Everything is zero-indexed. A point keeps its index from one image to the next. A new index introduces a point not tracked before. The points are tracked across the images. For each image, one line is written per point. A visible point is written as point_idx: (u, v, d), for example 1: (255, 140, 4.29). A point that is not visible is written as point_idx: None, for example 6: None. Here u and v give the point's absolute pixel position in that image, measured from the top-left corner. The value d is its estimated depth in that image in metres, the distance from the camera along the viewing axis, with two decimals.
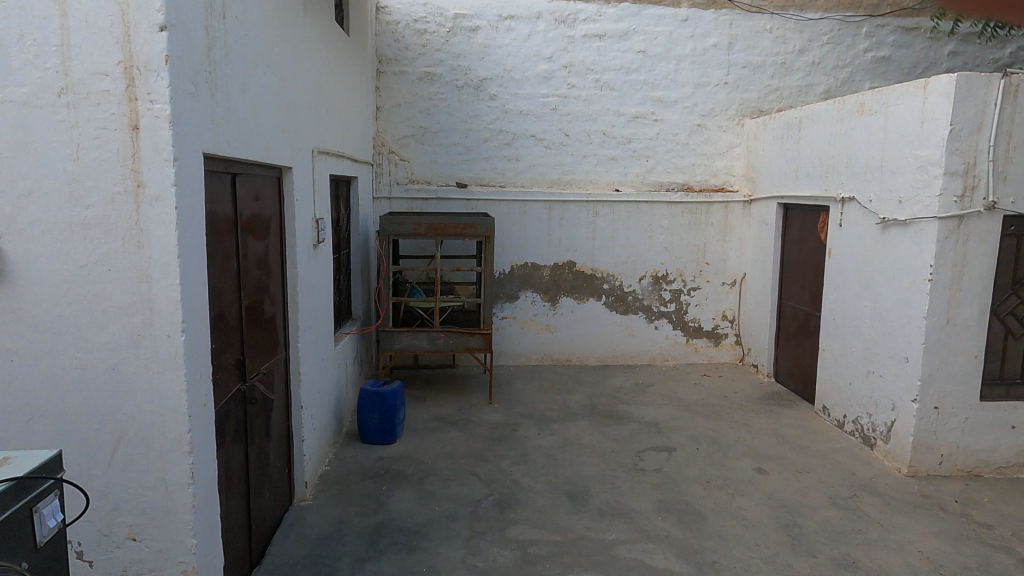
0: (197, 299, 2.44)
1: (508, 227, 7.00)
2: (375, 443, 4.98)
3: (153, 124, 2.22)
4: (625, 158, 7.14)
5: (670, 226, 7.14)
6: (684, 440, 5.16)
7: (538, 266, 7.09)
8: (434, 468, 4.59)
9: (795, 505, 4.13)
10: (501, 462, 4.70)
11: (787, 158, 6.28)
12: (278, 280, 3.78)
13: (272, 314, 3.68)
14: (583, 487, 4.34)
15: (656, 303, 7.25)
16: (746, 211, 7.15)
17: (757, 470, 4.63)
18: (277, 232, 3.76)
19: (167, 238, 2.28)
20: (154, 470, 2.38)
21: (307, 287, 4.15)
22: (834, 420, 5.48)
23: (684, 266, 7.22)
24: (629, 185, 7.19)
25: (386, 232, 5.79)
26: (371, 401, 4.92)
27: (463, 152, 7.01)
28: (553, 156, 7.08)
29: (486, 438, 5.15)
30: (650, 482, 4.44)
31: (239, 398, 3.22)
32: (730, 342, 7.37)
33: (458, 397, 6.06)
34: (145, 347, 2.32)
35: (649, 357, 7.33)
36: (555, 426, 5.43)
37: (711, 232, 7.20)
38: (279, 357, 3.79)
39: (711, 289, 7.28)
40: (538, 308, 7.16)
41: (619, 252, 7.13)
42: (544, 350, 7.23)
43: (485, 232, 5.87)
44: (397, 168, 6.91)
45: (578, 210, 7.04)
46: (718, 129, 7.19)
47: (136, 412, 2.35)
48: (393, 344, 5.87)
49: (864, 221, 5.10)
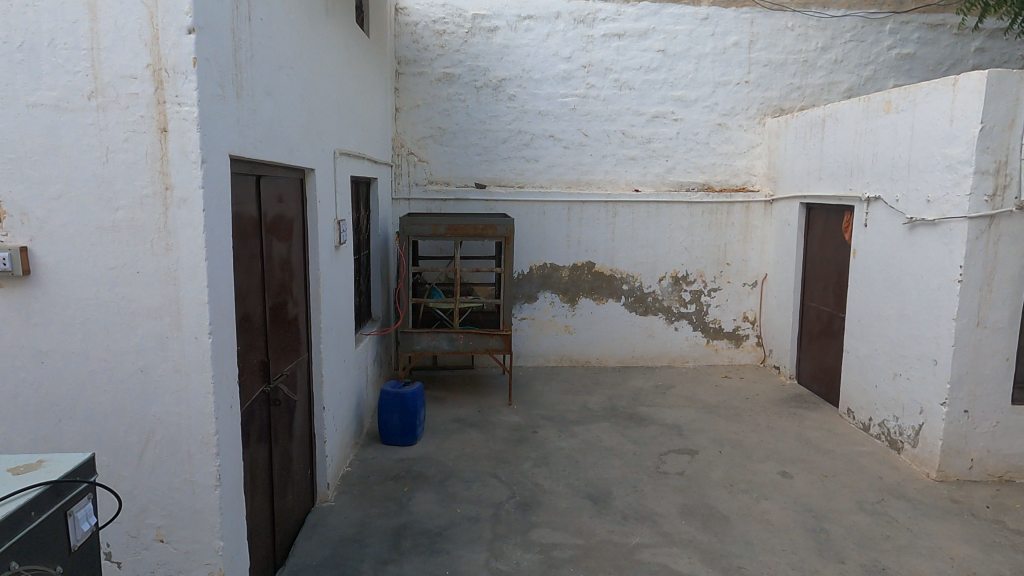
0: (223, 301, 2.44)
1: (527, 228, 6.99)
2: (396, 444, 4.98)
3: (181, 126, 2.23)
4: (644, 158, 7.09)
5: (690, 227, 7.08)
6: (706, 442, 5.11)
7: (557, 267, 7.07)
8: (455, 469, 4.58)
9: (821, 510, 4.07)
10: (522, 465, 4.68)
11: (810, 157, 6.20)
12: (301, 282, 3.79)
13: (295, 317, 3.69)
14: (605, 490, 4.31)
15: (676, 304, 7.19)
16: (767, 211, 7.08)
17: (782, 474, 4.57)
18: (300, 234, 3.76)
19: (195, 240, 2.28)
20: (181, 472, 2.39)
21: (329, 289, 4.15)
22: (859, 423, 5.40)
23: (704, 266, 7.15)
24: (649, 185, 7.13)
25: (406, 233, 5.79)
26: (391, 402, 4.92)
27: (481, 152, 7.00)
28: (572, 156, 7.05)
29: (507, 440, 5.13)
30: (673, 485, 4.40)
31: (263, 400, 3.23)
32: (751, 343, 7.28)
33: (478, 399, 6.05)
34: (173, 349, 2.33)
35: (669, 359, 7.27)
36: (575, 428, 5.40)
37: (732, 232, 7.13)
38: (302, 358, 3.80)
39: (731, 290, 7.21)
40: (557, 309, 7.13)
41: (639, 253, 7.09)
42: (563, 350, 7.20)
43: (505, 233, 5.85)
44: (416, 169, 6.92)
45: (598, 211, 7.00)
46: (739, 129, 7.12)
47: (164, 413, 2.36)
48: (413, 346, 5.88)
49: (891, 221, 5.02)
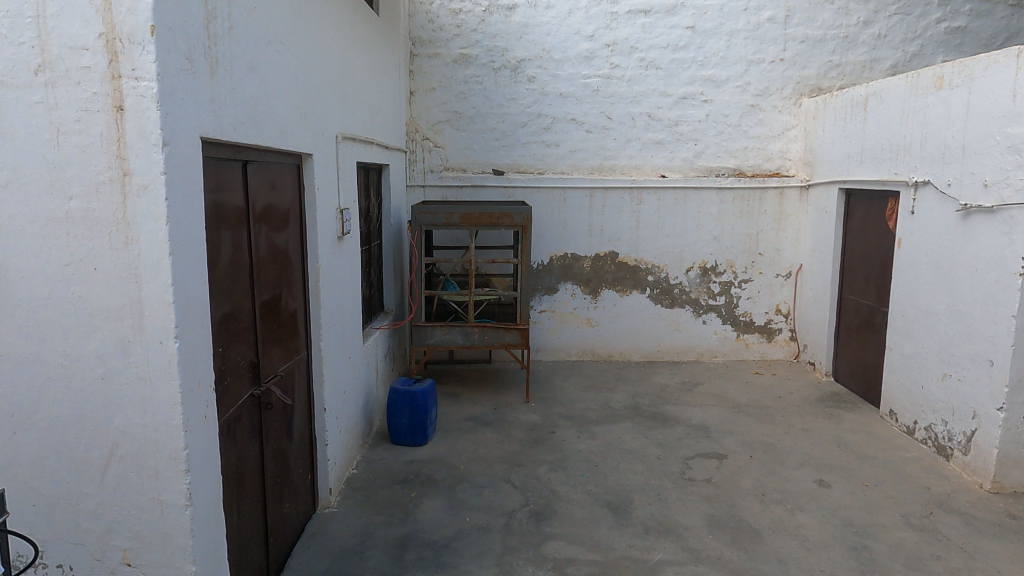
0: (194, 301, 2.19)
1: (547, 216, 6.68)
2: (406, 445, 4.74)
3: (139, 103, 1.97)
4: (671, 142, 6.71)
5: (719, 214, 6.70)
6: (736, 446, 4.77)
7: (579, 257, 6.75)
8: (467, 473, 4.33)
9: (864, 525, 3.72)
10: (538, 469, 4.40)
11: (851, 140, 5.77)
12: (299, 276, 3.55)
13: (292, 313, 3.46)
14: (626, 498, 4.02)
15: (704, 296, 6.82)
16: (803, 197, 6.66)
17: (818, 482, 4.22)
18: (297, 223, 3.51)
19: (158, 232, 2.03)
20: (149, 490, 2.16)
21: (331, 283, 3.90)
22: (903, 426, 5.02)
23: (735, 257, 6.77)
24: (676, 171, 6.75)
25: (418, 222, 5.51)
26: (401, 400, 4.68)
27: (500, 137, 6.68)
28: (594, 141, 6.70)
29: (523, 440, 4.86)
30: (699, 493, 4.08)
31: (254, 404, 3.00)
32: (784, 338, 6.89)
33: (494, 396, 5.79)
34: (136, 355, 2.09)
35: (696, 354, 6.91)
36: (595, 428, 5.10)
37: (765, 220, 6.73)
38: (300, 357, 3.56)
39: (764, 282, 6.82)
40: (579, 301, 6.81)
41: (665, 242, 6.73)
42: (585, 344, 6.89)
43: (522, 222, 5.55)
44: (431, 155, 6.64)
45: (622, 198, 6.66)
46: (773, 110, 6.69)
47: (128, 425, 2.12)
48: (426, 340, 5.64)
49: (942, 208, 4.60)
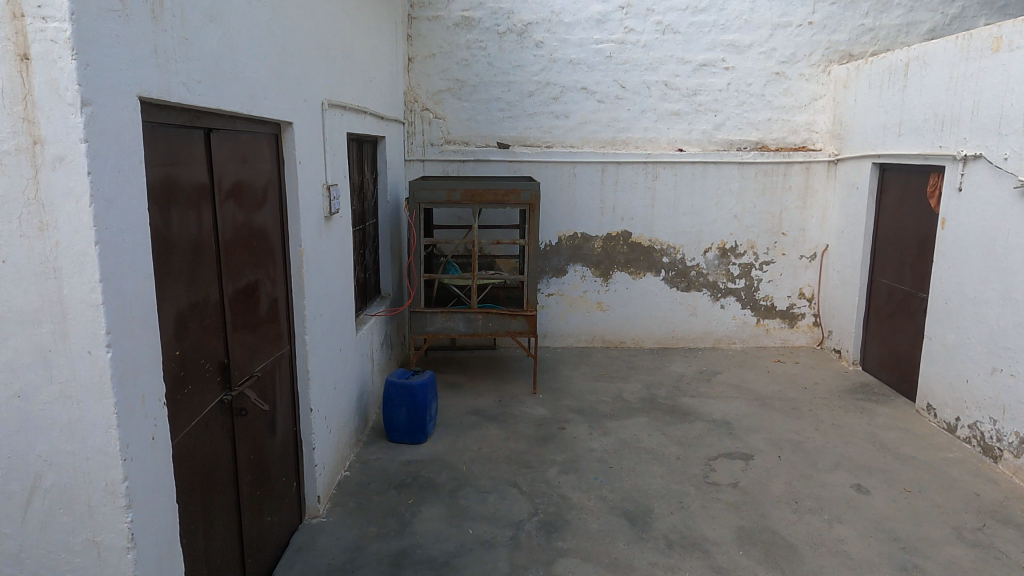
0: (133, 299, 1.78)
1: (556, 193, 6.24)
2: (403, 443, 4.37)
3: (49, 51, 1.55)
4: (689, 113, 6.24)
5: (740, 191, 6.26)
6: (762, 445, 4.39)
7: (589, 237, 6.32)
8: (469, 476, 3.95)
9: (910, 539, 3.35)
10: (547, 471, 4.03)
11: (888, 111, 5.30)
12: (279, 260, 3.13)
13: (272, 304, 3.05)
14: (644, 507, 3.64)
15: (723, 279, 6.40)
16: (831, 173, 6.19)
17: (856, 488, 3.83)
18: (276, 202, 3.09)
19: (79, 215, 1.61)
20: (82, 529, 1.77)
21: (317, 268, 3.49)
22: (942, 423, 4.63)
23: (756, 237, 6.34)
24: (694, 144, 6.28)
25: (416, 199, 5.07)
26: (398, 395, 4.30)
27: (505, 107, 6.21)
28: (606, 112, 6.22)
29: (531, 438, 4.48)
30: (725, 501, 3.71)
31: (226, 409, 2.61)
32: (807, 323, 6.48)
33: (500, 386, 5.41)
34: (59, 368, 1.68)
35: (713, 341, 6.51)
36: (609, 424, 4.71)
37: (789, 197, 6.28)
38: (281, 352, 3.16)
39: (787, 264, 6.39)
40: (589, 284, 6.40)
41: (682, 221, 6.29)
42: (595, 330, 6.48)
43: (530, 200, 5.11)
44: (432, 127, 6.18)
45: (635, 174, 6.21)
46: (800, 79, 6.19)
47: (53, 453, 1.73)
48: (425, 328, 5.23)
49: (995, 184, 4.16)
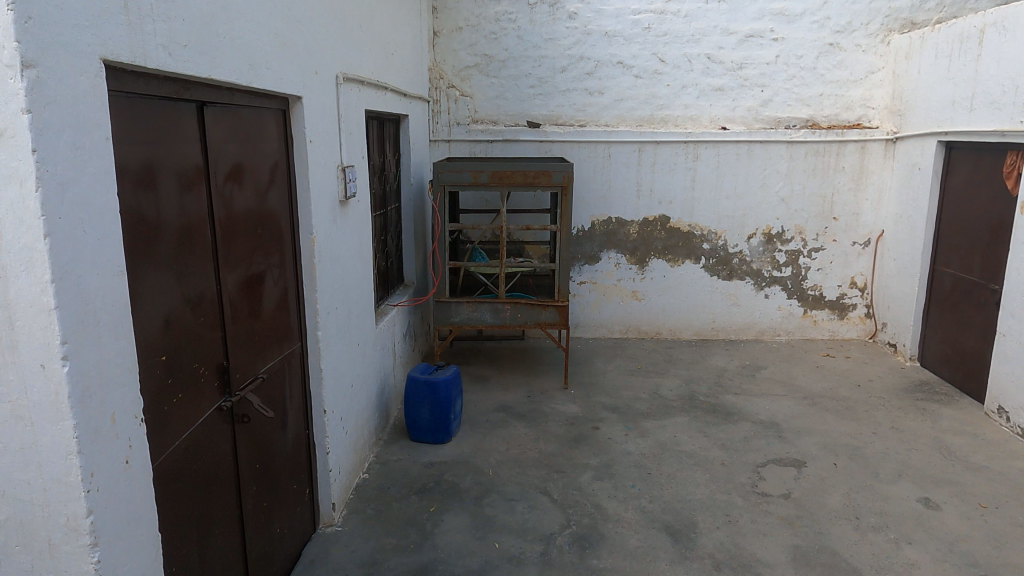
0: (98, 300, 1.50)
1: (589, 175, 5.87)
2: (426, 442, 4.11)
3: None
4: (733, 88, 5.79)
5: (788, 172, 5.82)
6: (815, 450, 4.02)
7: (624, 222, 5.95)
8: (496, 481, 3.67)
9: (991, 565, 2.97)
10: (580, 477, 3.72)
11: (957, 83, 4.82)
12: (287, 249, 2.84)
13: (280, 298, 2.78)
14: (687, 520, 3.32)
15: (768, 267, 5.99)
16: (888, 152, 5.72)
17: (925, 503, 3.46)
18: (283, 184, 2.80)
19: (23, 201, 1.33)
20: (42, 570, 1.51)
21: (331, 258, 3.21)
22: (1016, 428, 4.20)
23: (805, 222, 5.90)
24: (739, 122, 5.84)
25: (440, 182, 4.76)
26: (421, 391, 4.03)
27: (535, 84, 5.84)
28: (644, 88, 5.81)
29: (562, 438, 4.18)
30: (777, 515, 3.36)
31: (227, 416, 2.35)
32: (858, 315, 6.04)
33: (529, 380, 5.11)
34: (10, 384, 1.42)
35: (756, 332, 6.11)
36: (646, 424, 4.38)
37: (842, 179, 5.82)
38: (290, 350, 2.89)
39: (838, 251, 5.95)
40: (624, 272, 6.04)
41: (724, 205, 5.89)
42: (629, 320, 6.13)
43: (562, 181, 4.75)
44: (458, 105, 5.85)
45: (675, 154, 5.81)
46: (856, 50, 5.70)
47: (7, 482, 1.47)
48: (450, 318, 4.94)
49: None
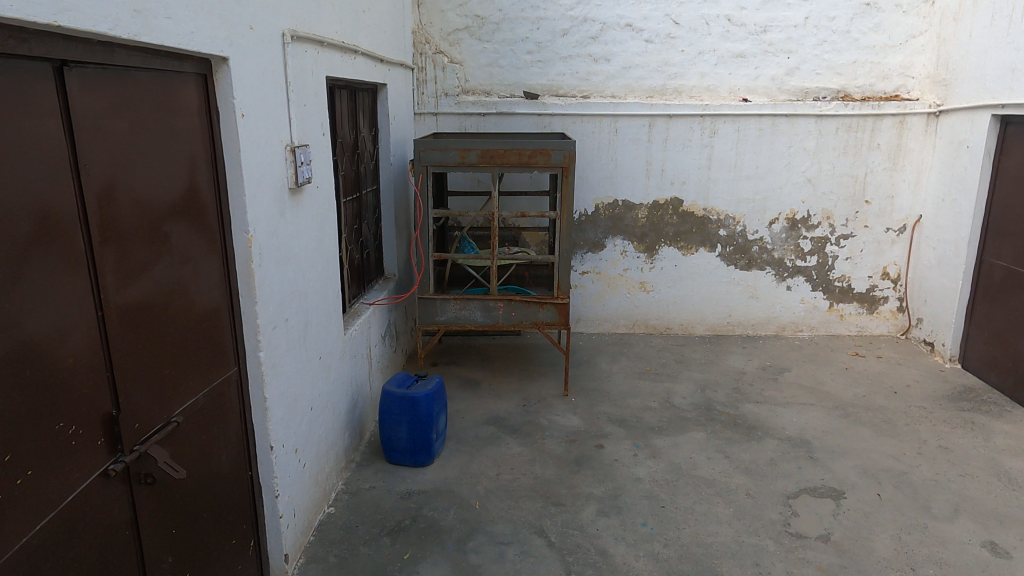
0: None
1: (593, 153, 5.25)
2: (404, 465, 3.56)
3: None
4: (756, 55, 5.12)
5: (816, 150, 5.19)
6: (854, 477, 3.47)
7: (631, 206, 5.34)
8: (484, 518, 3.13)
9: None
10: (582, 512, 3.18)
11: (1018, 47, 4.19)
12: (213, 252, 2.25)
13: (203, 314, 2.20)
14: (709, 571, 2.78)
15: (791, 256, 5.40)
16: (930, 127, 5.09)
17: (991, 548, 2.91)
18: (206, 170, 2.19)
19: None
20: None
21: (279, 258, 2.61)
22: None
23: (834, 205, 5.29)
24: (762, 93, 5.19)
25: (423, 161, 4.14)
26: (397, 409, 3.47)
27: (533, 50, 5.18)
28: (655, 54, 5.15)
29: (560, 461, 3.63)
30: (817, 564, 2.83)
31: (117, 481, 1.78)
32: (889, 308, 5.47)
33: (525, 386, 4.55)
34: None
35: (776, 328, 5.54)
36: (658, 441, 3.83)
37: (876, 157, 5.20)
38: (222, 378, 2.31)
39: (869, 238, 5.35)
40: (631, 261, 5.45)
41: (743, 186, 5.27)
42: (636, 314, 5.56)
43: (562, 161, 4.13)
44: (446, 73, 5.20)
45: (689, 129, 5.18)
46: (896, 10, 5.02)
47: None
48: (435, 318, 4.36)
49: None
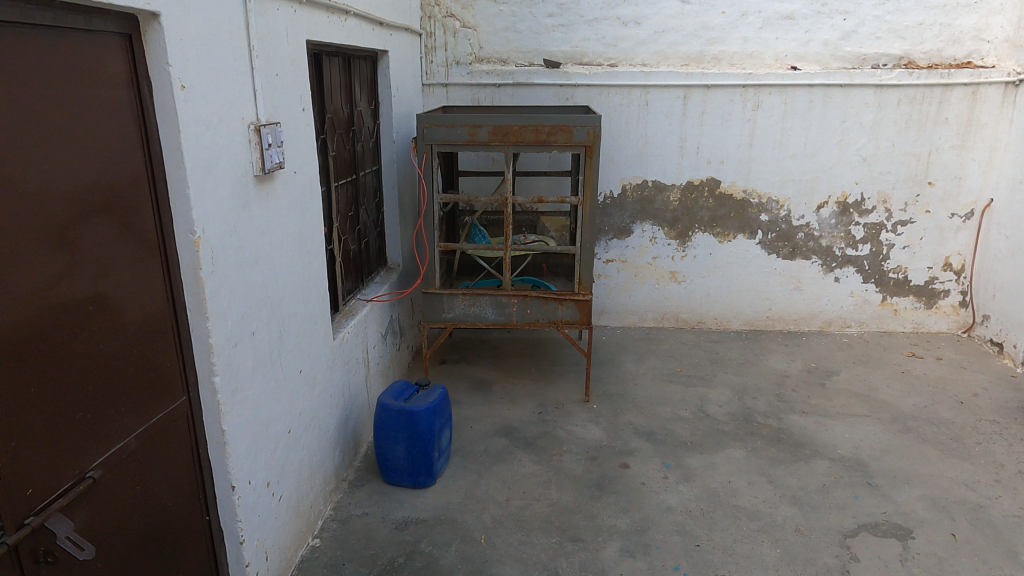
0: None
1: (620, 128, 4.71)
2: (402, 487, 3.15)
3: None
4: (808, 16, 4.52)
5: (873, 125, 4.60)
6: (921, 510, 2.98)
7: (662, 187, 4.81)
8: (490, 556, 2.71)
9: None
10: (603, 551, 2.74)
11: None
12: (149, 257, 1.81)
13: (136, 336, 1.77)
14: None
15: (841, 244, 4.84)
16: (1007, 98, 4.46)
17: None
18: (137, 155, 1.74)
19: None
20: None
21: (240, 261, 2.16)
22: None
23: (892, 188, 4.71)
24: (813, 60, 4.59)
25: (428, 139, 3.65)
26: (394, 425, 3.04)
27: (554, 12, 4.63)
28: (692, 16, 4.57)
29: (579, 483, 3.19)
30: None
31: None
32: (950, 303, 4.91)
33: (541, 389, 4.11)
34: None
35: (821, 323, 5.01)
36: (691, 461, 3.37)
37: (941, 133, 4.59)
38: (163, 412, 1.89)
39: (930, 224, 4.77)
40: (661, 249, 4.94)
41: (789, 166, 4.71)
42: (665, 306, 5.06)
43: (586, 140, 3.61)
44: (457, 39, 4.68)
45: (730, 102, 4.62)
46: None
47: None
48: (442, 314, 3.92)
49: None
